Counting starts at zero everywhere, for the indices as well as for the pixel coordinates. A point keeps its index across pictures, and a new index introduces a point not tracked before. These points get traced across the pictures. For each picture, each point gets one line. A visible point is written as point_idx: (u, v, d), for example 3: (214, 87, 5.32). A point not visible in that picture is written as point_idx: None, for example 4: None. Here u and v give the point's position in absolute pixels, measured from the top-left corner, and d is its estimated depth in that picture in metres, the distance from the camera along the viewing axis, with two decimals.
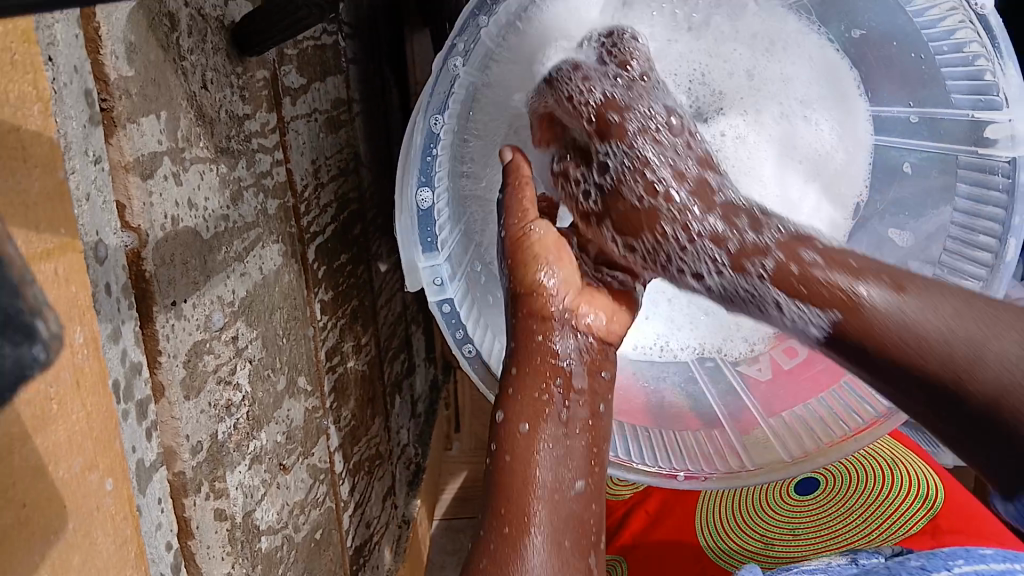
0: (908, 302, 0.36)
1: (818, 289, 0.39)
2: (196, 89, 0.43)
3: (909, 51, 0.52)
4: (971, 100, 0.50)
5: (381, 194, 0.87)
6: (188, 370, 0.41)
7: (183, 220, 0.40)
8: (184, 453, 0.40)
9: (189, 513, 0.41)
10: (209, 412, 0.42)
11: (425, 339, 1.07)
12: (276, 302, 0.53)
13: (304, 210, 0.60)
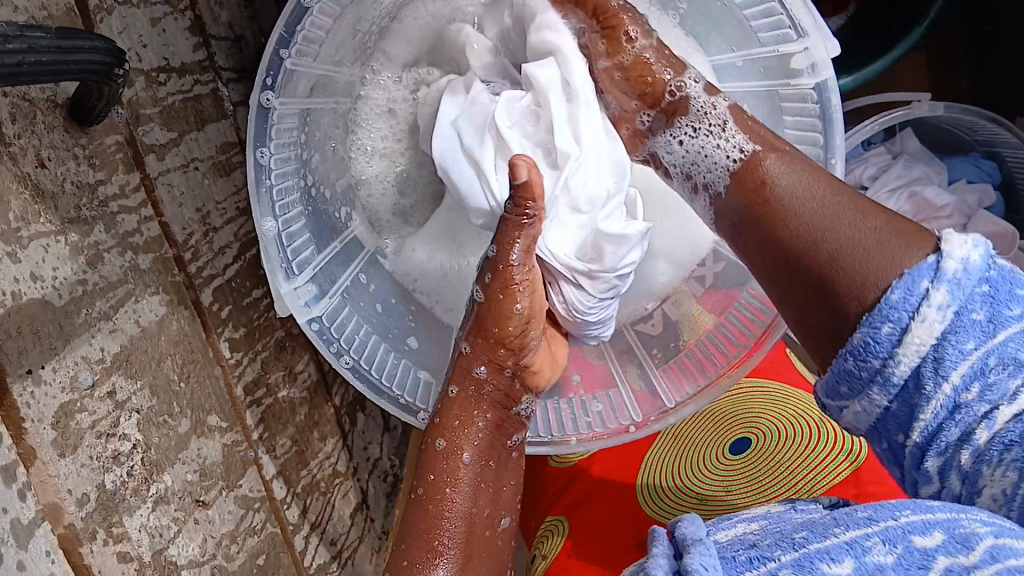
0: (795, 168, 0.46)
1: (755, 161, 0.47)
2: (31, 168, 0.46)
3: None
4: (774, 36, 0.52)
5: None
6: (59, 430, 0.43)
7: (27, 293, 0.43)
8: (69, 506, 0.43)
9: (87, 560, 0.44)
10: (92, 465, 0.45)
11: None
12: (164, 350, 0.55)
13: (190, 257, 0.63)
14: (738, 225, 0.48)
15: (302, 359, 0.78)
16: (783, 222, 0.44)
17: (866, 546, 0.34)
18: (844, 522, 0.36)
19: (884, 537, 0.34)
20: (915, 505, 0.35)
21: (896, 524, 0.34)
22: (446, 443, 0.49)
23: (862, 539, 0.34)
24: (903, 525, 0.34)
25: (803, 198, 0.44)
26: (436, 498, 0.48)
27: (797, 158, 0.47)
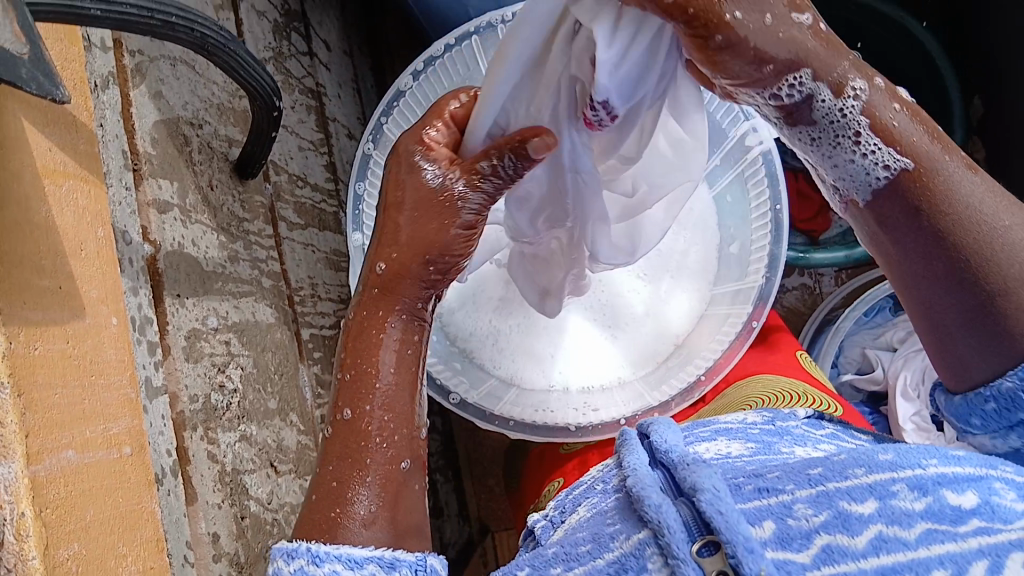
0: (970, 191, 0.47)
1: (910, 142, 0.47)
2: (204, 184, 0.67)
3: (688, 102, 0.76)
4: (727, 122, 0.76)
5: None
6: (189, 342, 0.60)
7: (187, 249, 0.62)
8: (184, 397, 0.58)
9: (187, 444, 0.58)
10: (204, 379, 0.61)
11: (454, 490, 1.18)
12: (267, 345, 0.72)
13: (298, 301, 0.81)
14: (902, 217, 0.48)
15: None
16: (926, 202, 0.47)
17: (893, 489, 0.39)
18: (867, 466, 0.41)
19: (912, 486, 0.39)
20: (940, 456, 0.41)
21: (926, 476, 0.40)
22: (370, 329, 0.51)
23: (888, 485, 0.39)
24: (931, 476, 0.40)
25: (978, 214, 0.47)
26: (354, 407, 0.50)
27: (961, 160, 0.48)
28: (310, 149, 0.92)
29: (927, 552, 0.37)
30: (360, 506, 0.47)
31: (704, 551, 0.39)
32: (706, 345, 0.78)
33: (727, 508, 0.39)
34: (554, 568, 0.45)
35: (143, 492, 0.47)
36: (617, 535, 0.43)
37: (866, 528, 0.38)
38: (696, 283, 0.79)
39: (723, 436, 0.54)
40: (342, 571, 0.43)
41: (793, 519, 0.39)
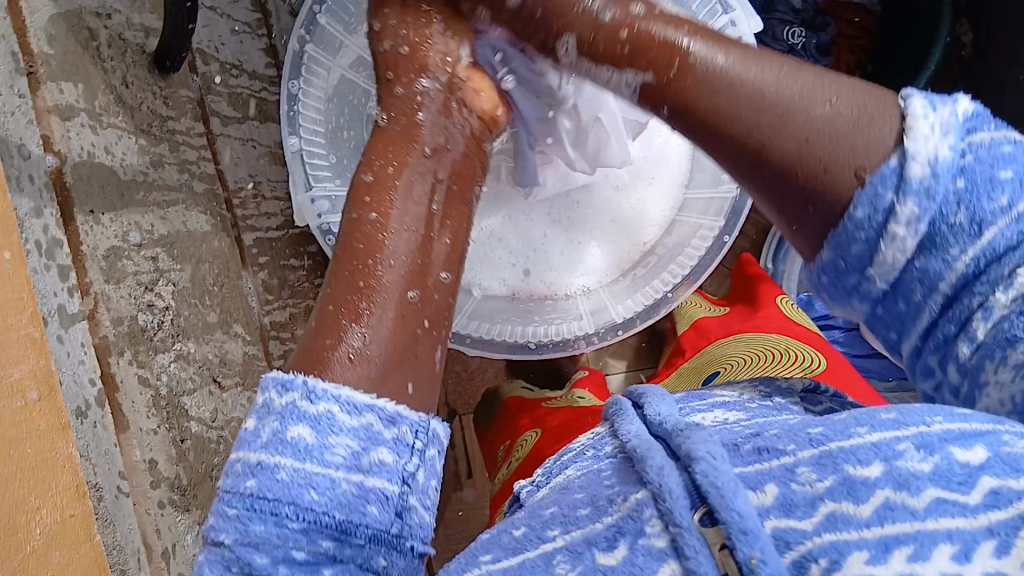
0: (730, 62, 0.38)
1: (650, 42, 0.41)
2: (116, 84, 0.61)
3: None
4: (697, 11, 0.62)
5: None
6: (107, 263, 0.56)
7: (99, 158, 0.57)
8: (105, 322, 0.55)
9: (113, 371, 0.55)
10: (129, 300, 0.57)
11: None
12: (203, 256, 0.67)
13: (238, 203, 0.76)
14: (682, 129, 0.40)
15: None
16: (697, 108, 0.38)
17: (897, 449, 0.30)
18: (871, 423, 0.32)
19: (918, 445, 0.30)
20: (945, 413, 0.32)
21: (932, 432, 0.30)
22: (366, 199, 0.41)
23: (893, 444, 0.30)
24: (939, 432, 0.30)
25: (741, 82, 0.37)
26: (359, 258, 0.39)
27: (714, 39, 0.39)
28: (247, 32, 0.82)
29: (934, 526, 0.28)
30: (355, 351, 0.36)
31: (706, 520, 0.31)
32: (683, 246, 0.73)
33: (724, 478, 0.31)
34: (550, 531, 0.34)
35: (57, 436, 0.44)
36: (610, 498, 0.34)
37: (873, 495, 0.29)
38: (667, 187, 0.73)
39: (719, 399, 0.43)
40: (337, 413, 0.33)
41: (796, 484, 0.30)
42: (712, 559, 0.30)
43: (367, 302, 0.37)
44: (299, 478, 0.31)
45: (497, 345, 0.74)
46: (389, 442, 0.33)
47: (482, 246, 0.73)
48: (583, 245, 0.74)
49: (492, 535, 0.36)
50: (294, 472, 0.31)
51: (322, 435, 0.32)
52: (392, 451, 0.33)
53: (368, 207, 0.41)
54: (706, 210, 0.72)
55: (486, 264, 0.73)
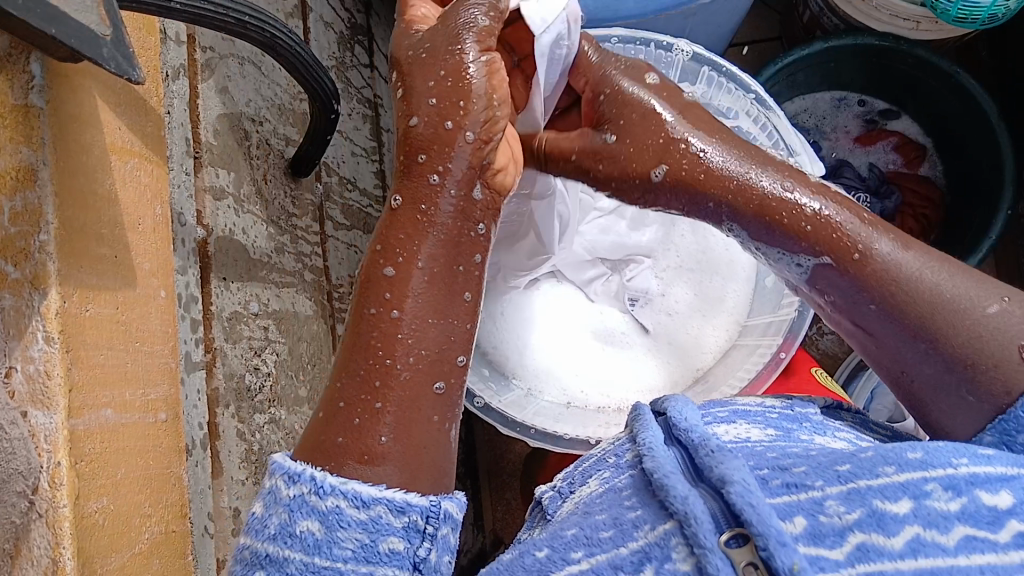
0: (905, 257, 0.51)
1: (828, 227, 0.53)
2: (259, 177, 0.70)
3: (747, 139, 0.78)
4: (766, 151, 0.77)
5: None
6: (229, 324, 0.63)
7: (236, 236, 0.65)
8: (219, 375, 0.61)
9: (218, 421, 0.61)
10: (241, 361, 0.64)
11: (473, 505, 1.19)
12: (302, 336, 0.74)
13: (337, 297, 0.84)
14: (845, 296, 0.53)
15: None
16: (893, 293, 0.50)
17: (926, 489, 0.34)
18: (896, 462, 0.35)
19: (945, 485, 0.34)
20: (969, 455, 0.35)
21: (958, 475, 0.34)
22: (386, 294, 0.49)
23: (920, 484, 0.34)
24: (970, 475, 0.34)
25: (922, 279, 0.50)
26: (376, 349, 0.48)
27: (897, 242, 0.52)
28: (363, 156, 0.95)
29: (966, 562, 0.32)
30: (381, 443, 0.46)
31: (732, 542, 0.35)
32: (731, 375, 0.76)
33: (759, 500, 0.35)
34: (574, 552, 0.39)
35: (171, 458, 0.50)
36: (641, 524, 0.38)
37: (902, 529, 0.33)
38: (722, 320, 0.79)
39: (742, 419, 0.51)
40: (345, 508, 0.43)
41: (824, 517, 0.34)
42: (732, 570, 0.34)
43: (383, 407, 0.47)
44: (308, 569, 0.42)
45: (560, 434, 0.75)
46: (398, 531, 0.43)
47: (547, 347, 0.80)
48: (632, 362, 0.79)
49: (514, 556, 0.41)
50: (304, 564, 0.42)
51: (330, 530, 0.42)
52: (401, 539, 0.43)
53: (382, 292, 0.49)
54: (767, 331, 0.76)
55: (549, 367, 0.79)
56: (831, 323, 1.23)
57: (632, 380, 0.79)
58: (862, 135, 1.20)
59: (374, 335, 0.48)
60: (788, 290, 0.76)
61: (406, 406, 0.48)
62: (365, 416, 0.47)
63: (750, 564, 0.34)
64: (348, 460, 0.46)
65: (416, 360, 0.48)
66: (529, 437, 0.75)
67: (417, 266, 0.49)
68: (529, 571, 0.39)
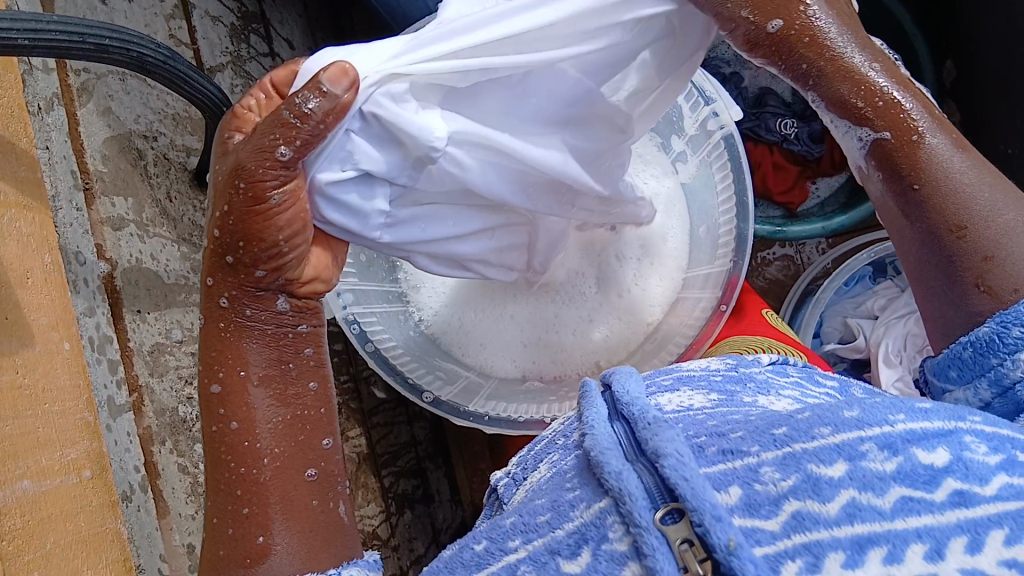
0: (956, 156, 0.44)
1: (895, 113, 0.45)
2: (162, 197, 0.67)
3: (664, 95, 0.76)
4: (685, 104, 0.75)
5: None
6: (152, 357, 0.61)
7: (145, 264, 0.62)
8: (150, 412, 0.59)
9: (156, 458, 0.58)
10: (171, 392, 0.62)
11: (448, 481, 1.18)
12: None
13: None
14: (894, 181, 0.46)
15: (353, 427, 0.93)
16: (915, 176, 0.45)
17: (861, 450, 0.28)
18: (831, 423, 0.30)
19: (880, 443, 0.29)
20: (905, 410, 0.30)
21: (893, 433, 0.29)
22: (222, 404, 0.47)
23: (855, 443, 0.29)
24: (928, 430, 0.29)
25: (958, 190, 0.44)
26: (230, 462, 0.47)
27: (955, 142, 0.45)
28: None
29: (903, 526, 0.26)
30: (266, 540, 0.46)
31: (667, 519, 0.29)
32: (681, 326, 0.77)
33: (694, 471, 0.29)
34: (512, 541, 0.33)
35: (107, 513, 0.48)
36: (577, 502, 0.32)
37: (838, 494, 0.28)
38: (666, 269, 0.77)
39: (688, 386, 0.49)
40: None
41: (761, 483, 0.29)
42: (670, 553, 0.28)
43: (252, 512, 0.46)
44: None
45: (518, 414, 0.76)
46: None
47: (491, 326, 0.77)
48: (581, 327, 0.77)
49: (455, 550, 0.36)
50: None
51: None
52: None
53: (223, 417, 0.47)
54: (707, 283, 0.76)
55: (499, 345, 0.77)
56: (774, 249, 1.23)
57: (580, 347, 0.77)
58: None
59: (222, 447, 0.47)
60: (723, 236, 0.75)
61: (284, 504, 0.47)
62: (236, 521, 0.46)
63: (686, 540, 0.28)
64: (236, 569, 0.46)
65: (274, 459, 0.47)
66: (487, 423, 0.76)
67: (249, 382, 0.47)
68: (468, 567, 0.34)
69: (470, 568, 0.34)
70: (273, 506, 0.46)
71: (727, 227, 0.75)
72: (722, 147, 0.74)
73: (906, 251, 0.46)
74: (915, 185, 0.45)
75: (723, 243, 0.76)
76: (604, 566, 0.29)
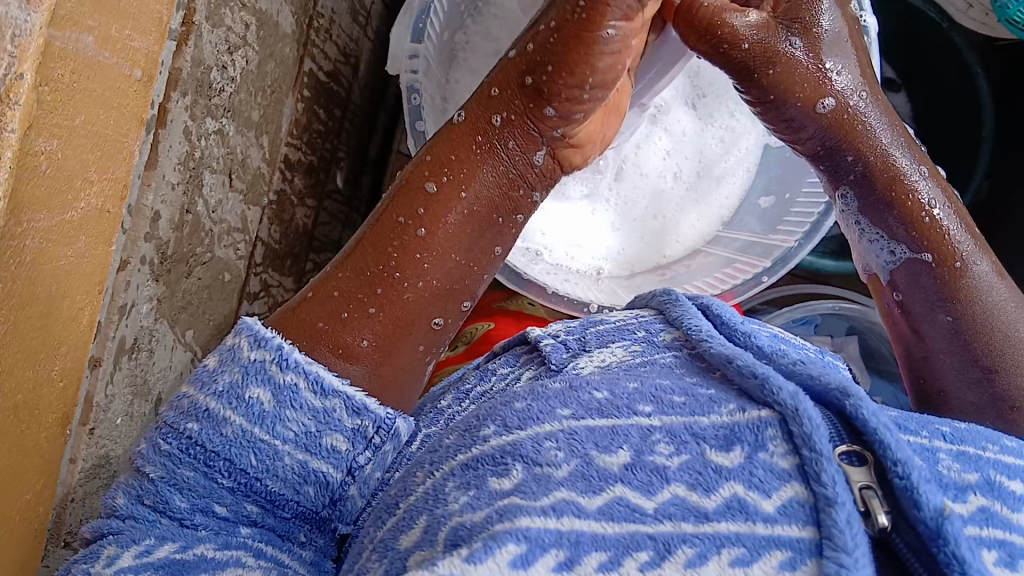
0: (990, 278, 0.56)
1: (940, 241, 0.55)
2: None
3: None
4: None
5: (355, 130, 0.99)
6: (214, 1, 0.52)
7: None
8: (186, 55, 0.51)
9: (169, 107, 0.50)
10: (212, 50, 0.53)
11: None
12: (273, 54, 0.64)
13: (315, 27, 0.72)
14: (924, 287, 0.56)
15: (312, 197, 0.86)
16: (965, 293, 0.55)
17: (990, 473, 0.34)
18: (960, 438, 0.36)
19: (1005, 473, 0.34)
20: (1008, 446, 0.36)
21: (1001, 461, 0.35)
22: (424, 206, 0.52)
23: (999, 475, 0.34)
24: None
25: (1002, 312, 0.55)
26: (391, 253, 0.52)
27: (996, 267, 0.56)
28: None
29: (1020, 556, 0.32)
30: (362, 346, 0.51)
31: (849, 458, 0.34)
32: (693, 276, 0.80)
33: (881, 428, 0.34)
34: (642, 407, 0.37)
35: (129, 128, 0.41)
36: (722, 401, 0.37)
37: (973, 502, 0.33)
38: (710, 213, 0.81)
39: (778, 341, 0.51)
40: (302, 389, 0.45)
41: (942, 467, 0.34)
42: (849, 491, 0.32)
43: (373, 313, 0.51)
44: (242, 438, 0.44)
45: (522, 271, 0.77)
46: (346, 432, 0.45)
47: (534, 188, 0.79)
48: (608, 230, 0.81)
49: (563, 390, 0.40)
50: (242, 429, 0.44)
51: (279, 407, 0.45)
52: (345, 439, 0.45)
53: (419, 217, 0.52)
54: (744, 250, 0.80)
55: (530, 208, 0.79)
56: None
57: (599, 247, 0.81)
58: None
59: (395, 238, 0.52)
60: (795, 214, 0.78)
61: (404, 306, 0.52)
62: (350, 316, 0.51)
63: (868, 488, 0.32)
64: (325, 354, 0.50)
65: (425, 289, 0.53)
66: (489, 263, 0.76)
67: (460, 201, 0.53)
68: (586, 407, 0.38)
69: (590, 410, 0.38)
70: (380, 324, 0.51)
71: (801, 212, 0.77)
72: None
73: (911, 341, 0.59)
74: (950, 312, 0.56)
75: (792, 224, 0.78)
76: (762, 474, 0.33)
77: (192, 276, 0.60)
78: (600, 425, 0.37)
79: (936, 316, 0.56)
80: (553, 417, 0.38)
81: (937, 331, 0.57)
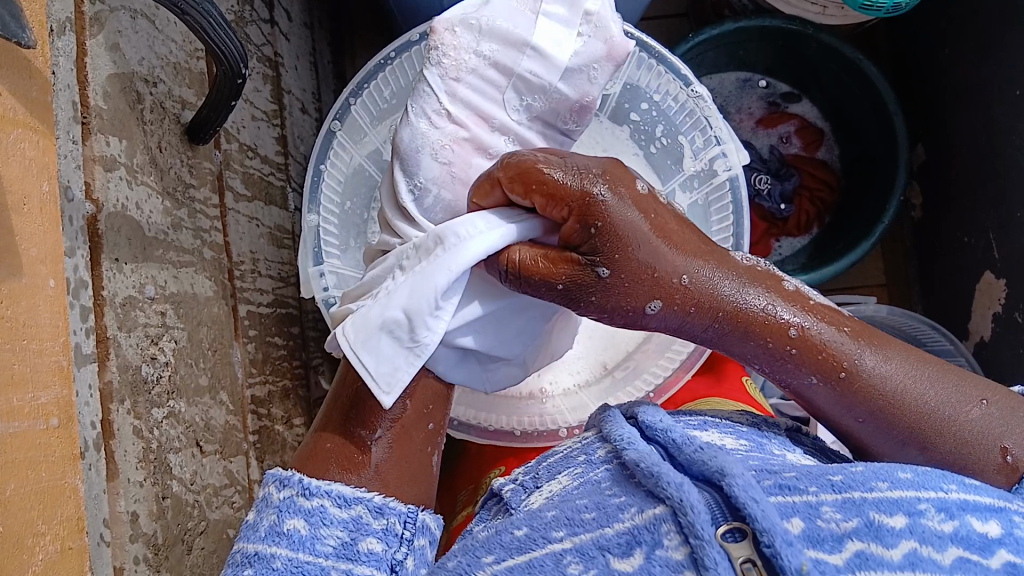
0: (889, 366, 0.56)
1: (829, 352, 0.56)
2: (153, 146, 0.63)
3: (679, 118, 0.81)
4: (690, 133, 0.80)
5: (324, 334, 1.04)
6: (123, 310, 0.57)
7: (129, 213, 0.59)
8: (112, 367, 0.55)
9: (112, 417, 0.55)
10: (136, 350, 0.58)
11: None
12: (203, 319, 0.69)
13: (238, 275, 0.78)
14: (830, 389, 0.56)
15: (299, 415, 0.90)
16: (879, 401, 0.55)
17: (864, 510, 0.39)
18: (846, 476, 0.41)
19: (882, 508, 0.39)
20: (890, 478, 0.41)
21: (879, 497, 0.40)
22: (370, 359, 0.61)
23: (873, 511, 0.39)
24: (956, 502, 0.40)
25: (913, 388, 0.55)
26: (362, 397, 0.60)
27: (879, 352, 0.56)
28: (263, 120, 0.89)
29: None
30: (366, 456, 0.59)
31: (729, 536, 0.39)
32: (651, 364, 0.84)
33: (760, 497, 0.39)
34: (556, 532, 0.44)
35: (66, 468, 0.45)
36: (627, 507, 0.42)
37: (845, 547, 0.38)
38: None
39: (714, 429, 0.54)
40: (329, 505, 0.53)
41: (821, 522, 0.39)
42: (729, 566, 0.38)
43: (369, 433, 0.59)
44: (292, 564, 0.50)
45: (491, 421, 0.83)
46: (376, 533, 0.53)
47: None
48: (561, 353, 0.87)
49: (491, 535, 0.46)
50: (288, 558, 0.51)
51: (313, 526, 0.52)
52: (378, 540, 0.53)
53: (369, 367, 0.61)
54: None
55: None
56: None
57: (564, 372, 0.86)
58: (765, 116, 1.22)
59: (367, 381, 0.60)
60: None
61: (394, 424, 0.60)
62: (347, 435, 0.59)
63: (748, 560, 0.38)
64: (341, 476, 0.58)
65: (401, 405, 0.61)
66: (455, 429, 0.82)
67: None
68: (508, 548, 0.44)
69: (510, 549, 0.44)
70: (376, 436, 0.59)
71: None
72: (725, 189, 0.80)
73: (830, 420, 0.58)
74: (860, 415, 0.56)
75: None
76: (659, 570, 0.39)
77: (192, 549, 0.63)
78: (518, 562, 0.43)
79: (847, 407, 0.56)
80: (477, 566, 0.44)
81: (854, 417, 0.56)
